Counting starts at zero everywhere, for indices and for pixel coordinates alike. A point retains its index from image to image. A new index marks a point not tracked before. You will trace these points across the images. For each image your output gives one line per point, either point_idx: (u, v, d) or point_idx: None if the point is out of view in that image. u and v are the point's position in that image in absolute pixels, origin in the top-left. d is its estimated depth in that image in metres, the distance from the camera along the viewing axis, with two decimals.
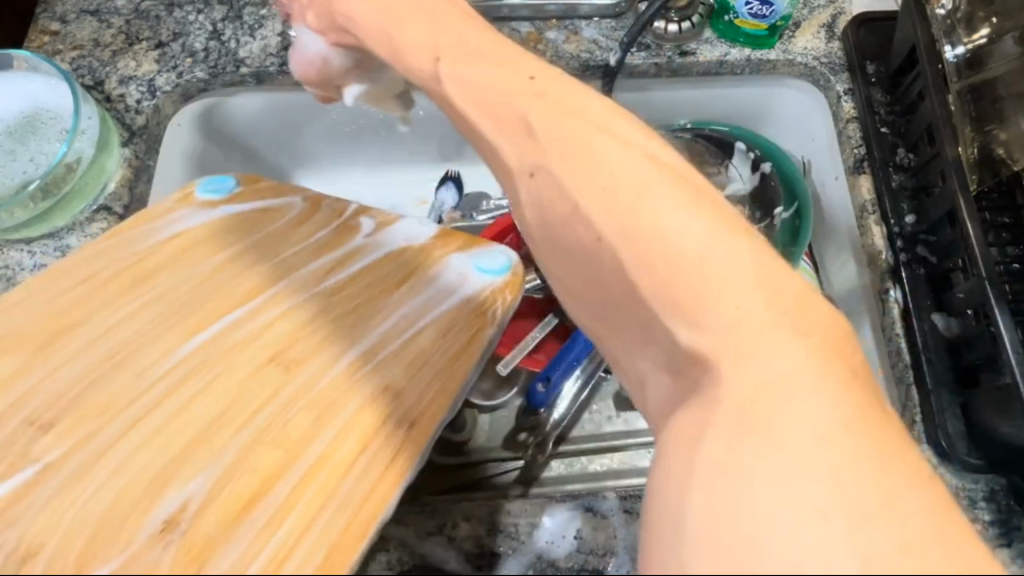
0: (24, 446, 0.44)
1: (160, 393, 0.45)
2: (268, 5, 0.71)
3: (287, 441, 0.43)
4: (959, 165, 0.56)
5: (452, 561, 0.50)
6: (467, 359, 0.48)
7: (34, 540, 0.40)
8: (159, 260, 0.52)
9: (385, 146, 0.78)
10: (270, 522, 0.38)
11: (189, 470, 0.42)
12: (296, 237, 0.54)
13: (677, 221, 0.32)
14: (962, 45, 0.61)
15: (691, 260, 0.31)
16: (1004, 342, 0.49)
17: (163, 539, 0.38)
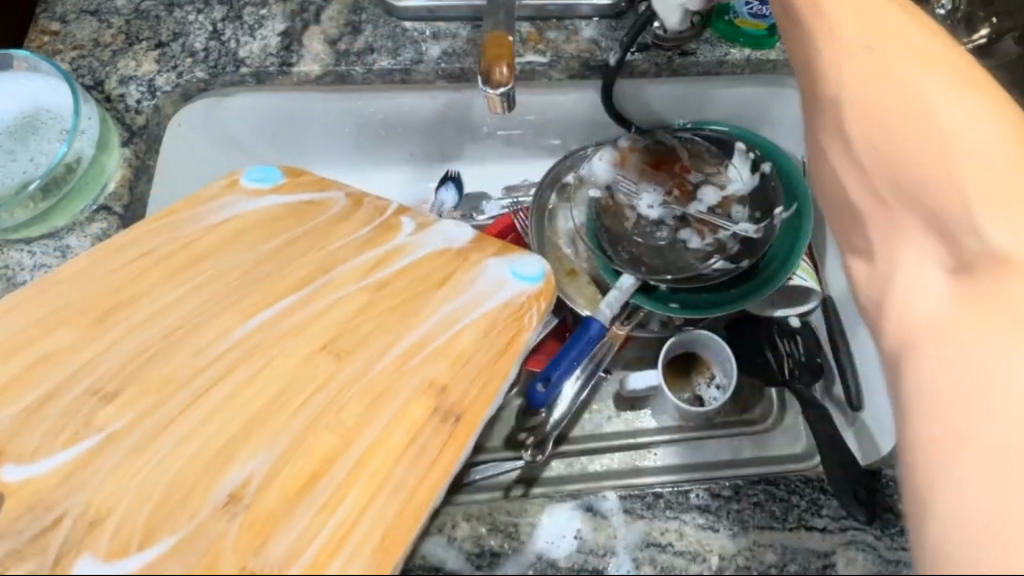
0: (87, 415, 0.46)
1: (206, 381, 0.47)
2: (268, 6, 0.71)
3: (343, 426, 0.45)
4: None
5: (451, 560, 0.50)
6: (510, 357, 0.49)
7: (102, 503, 0.43)
8: (210, 244, 0.54)
9: (386, 146, 0.77)
10: (329, 503, 0.42)
11: (250, 449, 0.44)
12: (341, 233, 0.55)
13: (979, 134, 0.39)
14: (962, 45, 0.61)
15: (955, 160, 0.39)
16: None
17: (228, 511, 0.42)
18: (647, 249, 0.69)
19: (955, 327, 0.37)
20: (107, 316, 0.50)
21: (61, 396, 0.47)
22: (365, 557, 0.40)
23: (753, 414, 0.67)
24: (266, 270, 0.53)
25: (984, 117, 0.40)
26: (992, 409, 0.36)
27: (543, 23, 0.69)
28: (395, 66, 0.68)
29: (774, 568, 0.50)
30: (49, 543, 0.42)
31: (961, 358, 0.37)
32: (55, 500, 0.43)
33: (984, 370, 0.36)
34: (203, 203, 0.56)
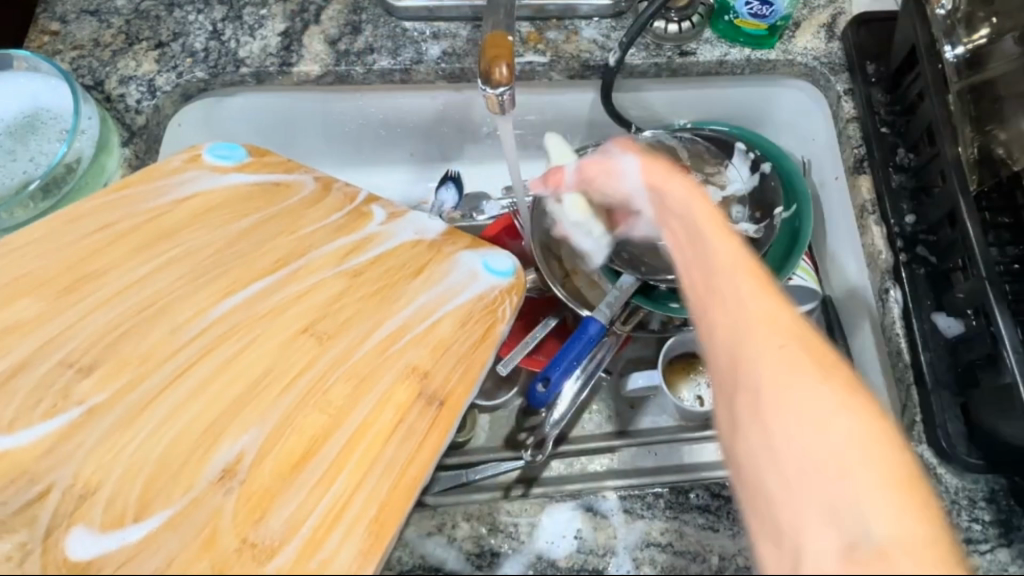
0: (64, 388, 0.47)
1: (190, 359, 0.48)
2: (268, 6, 0.71)
3: (330, 407, 0.46)
4: (960, 167, 0.56)
5: (451, 561, 0.50)
6: (488, 346, 0.49)
7: (92, 476, 0.44)
8: (178, 218, 0.54)
9: (386, 143, 0.79)
10: (324, 479, 0.43)
11: (238, 426, 0.46)
12: (311, 217, 0.56)
13: (745, 302, 0.37)
14: (962, 45, 0.62)
15: (755, 308, 0.37)
16: (1005, 342, 0.49)
17: (223, 484, 0.43)
18: (645, 248, 0.67)
19: (777, 470, 0.33)
20: (72, 289, 0.51)
21: (31, 368, 0.48)
22: (359, 534, 0.41)
23: None
24: (242, 248, 0.53)
25: (763, 293, 0.37)
26: (896, 563, 0.29)
27: (542, 23, 0.69)
28: (395, 66, 0.68)
29: None
30: (39, 513, 0.43)
31: (851, 512, 0.30)
32: (41, 472, 0.44)
33: (836, 512, 0.31)
34: (164, 176, 0.56)
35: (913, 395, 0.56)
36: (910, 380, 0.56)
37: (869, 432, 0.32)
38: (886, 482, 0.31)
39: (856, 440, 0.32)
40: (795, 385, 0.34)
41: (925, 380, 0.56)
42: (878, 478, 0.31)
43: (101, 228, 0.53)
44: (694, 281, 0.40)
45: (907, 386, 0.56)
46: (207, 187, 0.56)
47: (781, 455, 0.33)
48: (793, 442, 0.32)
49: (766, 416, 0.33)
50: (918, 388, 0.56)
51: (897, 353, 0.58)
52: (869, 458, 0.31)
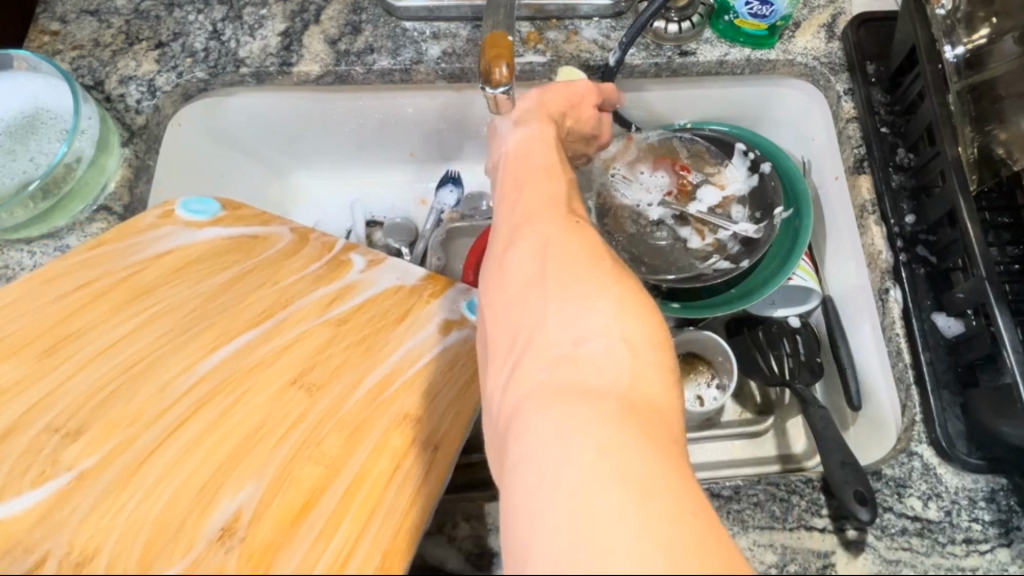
0: (52, 453, 0.45)
1: (171, 423, 0.47)
2: (268, 5, 0.71)
3: (325, 457, 0.45)
4: (960, 166, 0.56)
5: (452, 561, 0.50)
6: (476, 387, 0.51)
7: (88, 542, 0.40)
8: (156, 276, 0.55)
9: (382, 147, 0.81)
10: (324, 531, 0.40)
11: (234, 484, 0.43)
12: (291, 267, 0.57)
13: (561, 239, 0.41)
14: (962, 45, 0.61)
15: (570, 253, 0.40)
16: (1004, 342, 0.49)
17: (223, 544, 0.40)
18: (647, 248, 0.69)
19: (547, 340, 0.36)
20: (54, 350, 0.50)
21: (21, 430, 0.46)
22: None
23: (752, 413, 0.70)
24: (225, 301, 0.54)
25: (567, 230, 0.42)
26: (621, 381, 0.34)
27: (542, 23, 0.69)
28: (395, 66, 0.68)
29: (774, 568, 0.49)
30: None
31: (624, 429, 0.31)
32: (35, 542, 0.41)
33: (587, 381, 0.34)
34: (140, 232, 0.57)
35: (914, 397, 0.56)
36: (911, 380, 0.56)
37: (647, 332, 0.37)
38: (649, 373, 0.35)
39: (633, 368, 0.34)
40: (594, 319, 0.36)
41: (925, 380, 0.56)
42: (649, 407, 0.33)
43: (82, 286, 0.53)
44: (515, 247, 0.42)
45: (907, 386, 0.56)
46: (183, 242, 0.57)
47: (561, 373, 0.34)
48: (590, 375, 0.34)
49: (561, 347, 0.35)
50: (918, 387, 0.56)
51: (897, 353, 0.58)
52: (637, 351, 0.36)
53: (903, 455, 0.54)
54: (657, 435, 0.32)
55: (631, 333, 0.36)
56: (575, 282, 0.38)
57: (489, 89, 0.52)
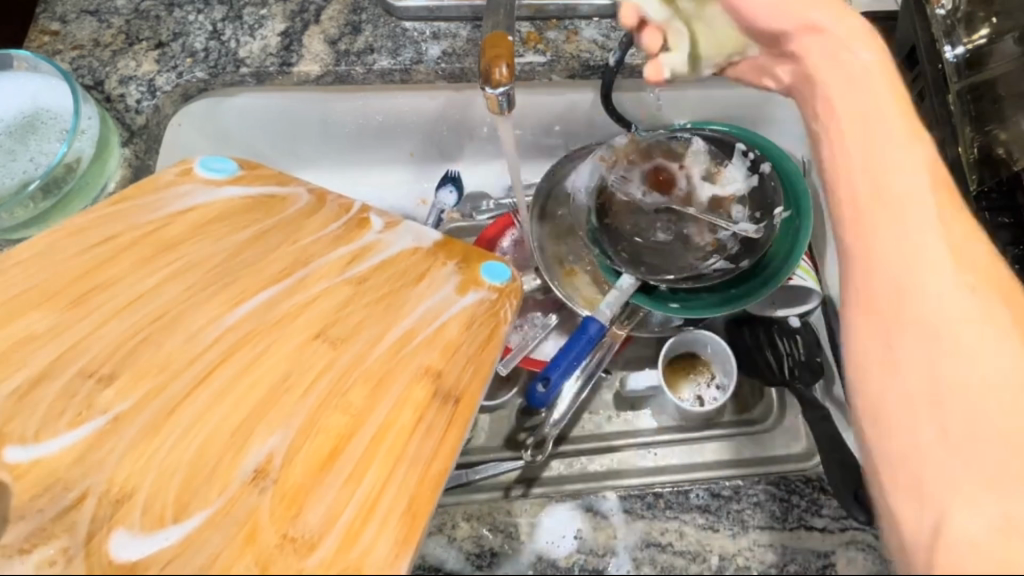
0: (87, 397, 0.46)
1: (203, 368, 0.47)
2: (268, 6, 0.71)
3: (351, 408, 0.46)
4: (958, 165, 0.57)
5: (451, 561, 0.50)
6: (496, 346, 0.50)
7: (126, 480, 0.43)
8: (180, 230, 0.54)
9: (383, 149, 0.81)
10: (354, 475, 0.43)
11: (266, 428, 0.45)
12: (310, 227, 0.56)
13: (914, 228, 0.39)
14: (962, 44, 0.61)
15: (917, 251, 0.39)
16: None
17: (257, 485, 0.42)
18: (646, 249, 0.69)
19: (913, 423, 0.36)
20: (81, 301, 0.50)
21: (53, 377, 0.47)
22: (395, 526, 0.41)
23: (753, 414, 0.67)
24: (248, 257, 0.53)
25: (912, 217, 0.40)
26: (987, 401, 0.36)
27: (542, 23, 0.69)
28: (395, 66, 0.67)
29: (774, 568, 0.49)
30: (78, 518, 0.41)
31: (955, 460, 0.35)
32: (73, 480, 0.43)
33: (976, 451, 0.35)
34: (162, 188, 0.57)
35: None
36: None
37: (988, 314, 0.38)
38: (1003, 342, 0.37)
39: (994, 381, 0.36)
40: (959, 334, 0.37)
41: None
42: (1013, 397, 0.36)
43: (105, 240, 0.53)
44: (858, 245, 0.40)
45: None
46: (206, 199, 0.56)
47: (947, 419, 0.36)
48: (948, 404, 0.36)
49: (912, 374, 0.37)
50: None
51: None
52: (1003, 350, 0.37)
53: None
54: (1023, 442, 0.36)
55: (994, 316, 0.38)
56: (932, 333, 0.37)
57: (491, 92, 0.51)
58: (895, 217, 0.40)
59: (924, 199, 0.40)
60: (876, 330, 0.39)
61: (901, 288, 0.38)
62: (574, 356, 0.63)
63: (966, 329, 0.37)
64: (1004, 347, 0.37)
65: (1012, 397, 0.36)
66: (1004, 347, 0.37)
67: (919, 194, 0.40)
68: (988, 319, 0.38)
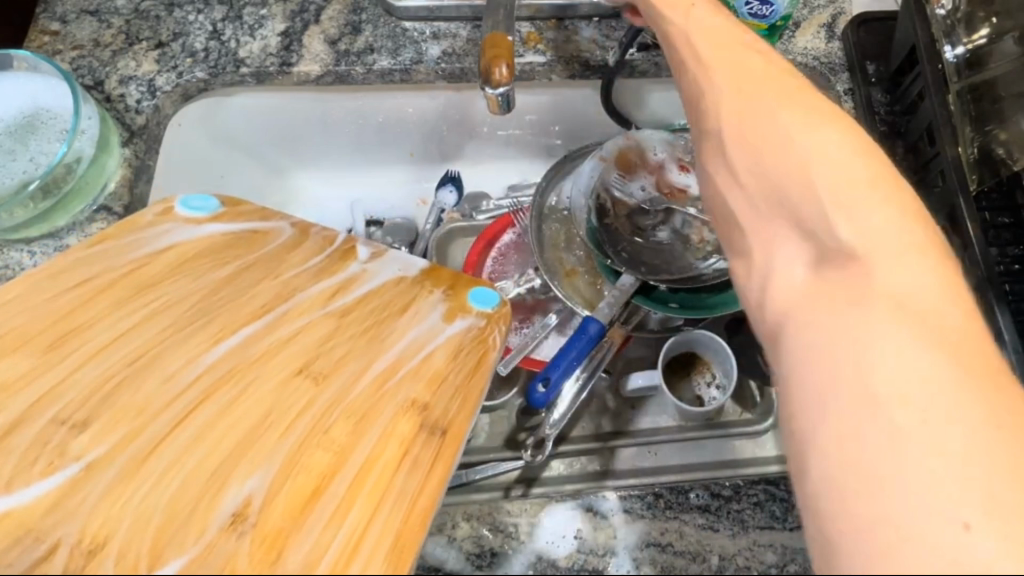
0: (60, 446, 0.40)
1: (165, 423, 0.41)
2: (268, 6, 0.71)
3: (333, 445, 0.40)
4: (959, 166, 0.57)
5: (452, 561, 0.51)
6: (483, 375, 0.45)
7: (100, 529, 0.36)
8: (160, 268, 0.49)
9: (383, 149, 0.80)
10: (338, 512, 0.37)
11: (246, 468, 0.39)
12: (292, 260, 0.52)
13: (824, 141, 0.33)
14: (962, 45, 0.61)
15: (825, 177, 0.32)
16: (1004, 341, 0.51)
17: (235, 531, 0.35)
18: (646, 249, 0.69)
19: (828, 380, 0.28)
20: (59, 343, 0.45)
21: (30, 423, 0.41)
22: (384, 560, 0.35)
23: (753, 414, 0.67)
24: (228, 293, 0.48)
25: (819, 122, 0.34)
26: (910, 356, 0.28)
27: (542, 23, 0.69)
28: (395, 66, 0.67)
29: (773, 568, 0.50)
30: (48, 573, 0.34)
31: (910, 381, 0.27)
32: (45, 530, 0.36)
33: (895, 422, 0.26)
34: (142, 228, 0.52)
35: None
36: None
37: (919, 241, 0.30)
38: (927, 284, 0.30)
39: (922, 276, 0.30)
40: (852, 243, 0.31)
41: None
42: (936, 351, 0.27)
43: (79, 283, 0.48)
44: (762, 158, 0.35)
45: None
46: (186, 236, 0.52)
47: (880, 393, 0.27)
48: (868, 304, 0.29)
49: (827, 286, 0.30)
50: None
51: None
52: (904, 266, 0.30)
53: None
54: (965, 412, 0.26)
55: (908, 244, 0.30)
56: (837, 229, 0.31)
57: (491, 92, 0.51)
58: (768, 129, 0.35)
59: (824, 107, 0.35)
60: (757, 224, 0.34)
61: (804, 169, 0.33)
62: (575, 358, 0.63)
63: (850, 221, 0.31)
64: (902, 262, 0.30)
65: (944, 350, 0.28)
66: (926, 276, 0.30)
67: (820, 109, 0.35)
68: (875, 213, 0.31)
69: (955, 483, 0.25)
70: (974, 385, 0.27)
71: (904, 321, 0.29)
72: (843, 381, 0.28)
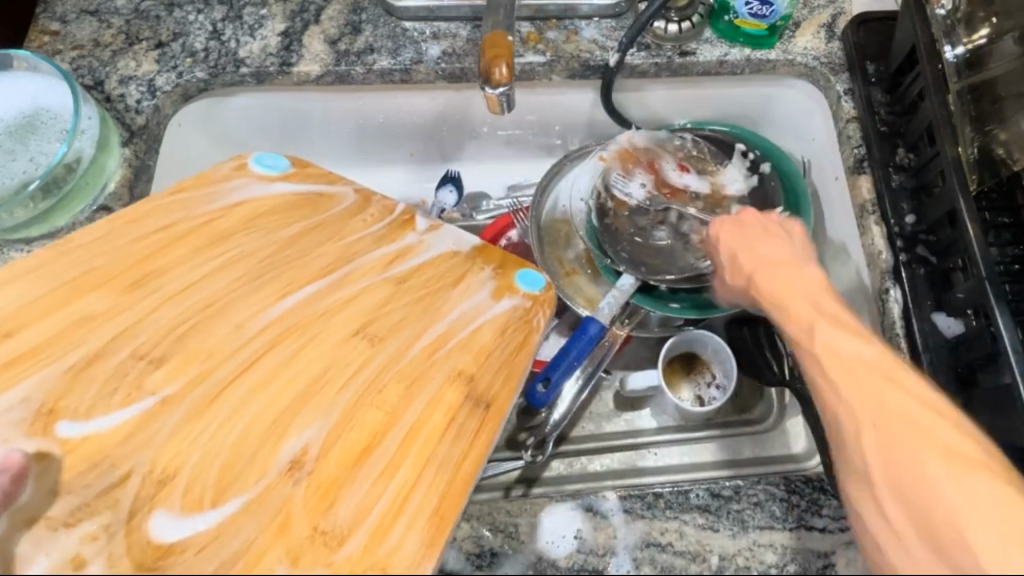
0: (137, 378, 0.47)
1: (243, 361, 0.48)
2: (268, 6, 0.71)
3: (386, 405, 0.47)
4: (959, 166, 0.56)
5: (452, 561, 0.51)
6: (527, 354, 0.50)
7: (170, 462, 0.44)
8: (229, 224, 0.54)
9: (382, 150, 0.80)
10: (385, 472, 0.43)
11: (305, 421, 0.46)
12: (355, 226, 0.56)
13: (857, 346, 0.45)
14: (962, 45, 0.61)
15: (852, 359, 0.44)
16: (1005, 341, 0.50)
17: (291, 477, 0.43)
18: (645, 250, 0.68)
19: (878, 487, 0.40)
20: (139, 284, 0.51)
21: (106, 357, 0.47)
22: (422, 525, 0.41)
23: (753, 414, 0.67)
24: (293, 253, 0.54)
25: (855, 328, 0.47)
26: (929, 472, 0.38)
27: (542, 24, 0.69)
28: (395, 66, 0.67)
29: (773, 568, 0.50)
30: (121, 496, 0.42)
31: (923, 461, 0.39)
32: (121, 457, 0.44)
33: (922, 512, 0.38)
34: (216, 182, 0.57)
35: None
36: None
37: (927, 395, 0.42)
38: (930, 416, 0.41)
39: (931, 420, 0.41)
40: (879, 396, 0.42)
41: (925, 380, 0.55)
42: (949, 467, 0.38)
43: (162, 229, 0.53)
44: (813, 353, 0.46)
45: None
46: (253, 196, 0.57)
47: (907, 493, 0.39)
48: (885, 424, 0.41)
49: (846, 403, 0.43)
50: None
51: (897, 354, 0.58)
52: (904, 398, 0.42)
53: None
54: (969, 506, 0.37)
55: (903, 385, 0.42)
56: (844, 375, 0.44)
57: (491, 92, 0.51)
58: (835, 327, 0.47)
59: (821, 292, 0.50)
60: (826, 379, 0.45)
61: (851, 364, 0.44)
62: (574, 357, 0.63)
63: (856, 381, 0.43)
64: (921, 413, 0.41)
65: (963, 475, 0.38)
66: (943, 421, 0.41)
67: (818, 288, 0.51)
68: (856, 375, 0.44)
69: (968, 501, 0.37)
70: (957, 455, 0.39)
71: (924, 452, 0.39)
72: (893, 488, 0.39)
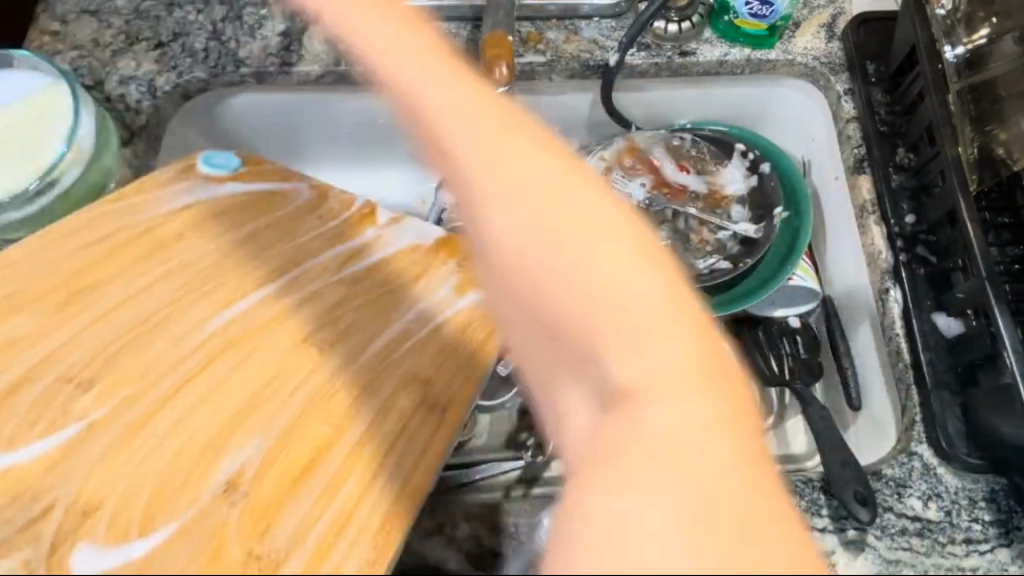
0: (65, 404, 0.47)
1: (166, 388, 0.47)
2: (268, 6, 0.70)
3: (331, 417, 0.45)
4: (959, 166, 0.56)
5: (452, 561, 0.51)
6: (485, 356, 0.49)
7: (92, 494, 0.42)
8: (179, 227, 0.53)
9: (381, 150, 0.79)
10: (328, 489, 0.41)
11: (249, 433, 0.44)
12: (308, 225, 0.55)
13: (555, 178, 0.30)
14: (962, 45, 0.61)
15: (553, 221, 0.29)
16: (1005, 341, 0.49)
17: (226, 499, 0.41)
18: None
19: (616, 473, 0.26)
20: (69, 301, 0.50)
21: (31, 383, 0.48)
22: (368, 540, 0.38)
23: None
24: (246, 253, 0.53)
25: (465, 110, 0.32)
26: (673, 434, 0.26)
27: (542, 23, 0.69)
28: None
29: None
30: (42, 530, 0.41)
31: (642, 349, 0.28)
32: (43, 490, 0.43)
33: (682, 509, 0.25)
34: (162, 184, 0.56)
35: (913, 396, 0.56)
36: (911, 380, 0.56)
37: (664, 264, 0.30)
38: (668, 303, 0.28)
39: (658, 310, 0.28)
40: (592, 242, 0.29)
41: (925, 379, 0.56)
42: (675, 392, 0.27)
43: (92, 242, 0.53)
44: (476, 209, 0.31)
45: (907, 386, 0.56)
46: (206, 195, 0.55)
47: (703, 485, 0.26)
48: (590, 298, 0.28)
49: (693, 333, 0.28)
50: (918, 387, 0.56)
51: (897, 353, 0.58)
52: (634, 285, 0.29)
53: (903, 455, 0.54)
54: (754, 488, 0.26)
55: (621, 240, 0.29)
56: (561, 262, 0.29)
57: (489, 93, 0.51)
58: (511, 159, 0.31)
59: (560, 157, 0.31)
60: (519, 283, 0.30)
61: (562, 228, 0.29)
62: None
63: (574, 217, 0.30)
64: (643, 272, 0.29)
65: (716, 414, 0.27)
66: (680, 342, 0.28)
67: (499, 132, 0.31)
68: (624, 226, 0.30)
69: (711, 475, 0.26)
70: (710, 373, 0.28)
71: (685, 399, 0.27)
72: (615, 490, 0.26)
